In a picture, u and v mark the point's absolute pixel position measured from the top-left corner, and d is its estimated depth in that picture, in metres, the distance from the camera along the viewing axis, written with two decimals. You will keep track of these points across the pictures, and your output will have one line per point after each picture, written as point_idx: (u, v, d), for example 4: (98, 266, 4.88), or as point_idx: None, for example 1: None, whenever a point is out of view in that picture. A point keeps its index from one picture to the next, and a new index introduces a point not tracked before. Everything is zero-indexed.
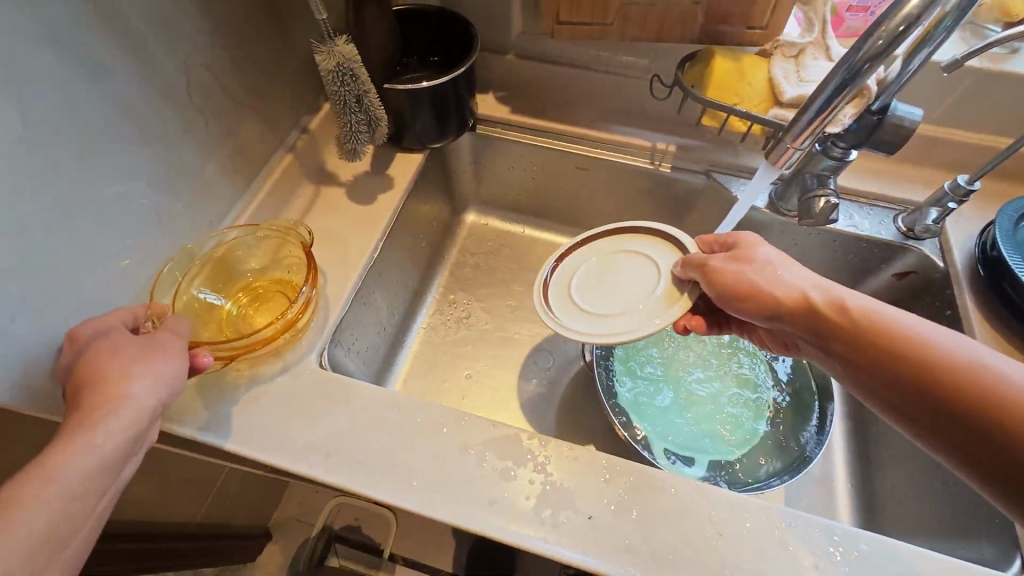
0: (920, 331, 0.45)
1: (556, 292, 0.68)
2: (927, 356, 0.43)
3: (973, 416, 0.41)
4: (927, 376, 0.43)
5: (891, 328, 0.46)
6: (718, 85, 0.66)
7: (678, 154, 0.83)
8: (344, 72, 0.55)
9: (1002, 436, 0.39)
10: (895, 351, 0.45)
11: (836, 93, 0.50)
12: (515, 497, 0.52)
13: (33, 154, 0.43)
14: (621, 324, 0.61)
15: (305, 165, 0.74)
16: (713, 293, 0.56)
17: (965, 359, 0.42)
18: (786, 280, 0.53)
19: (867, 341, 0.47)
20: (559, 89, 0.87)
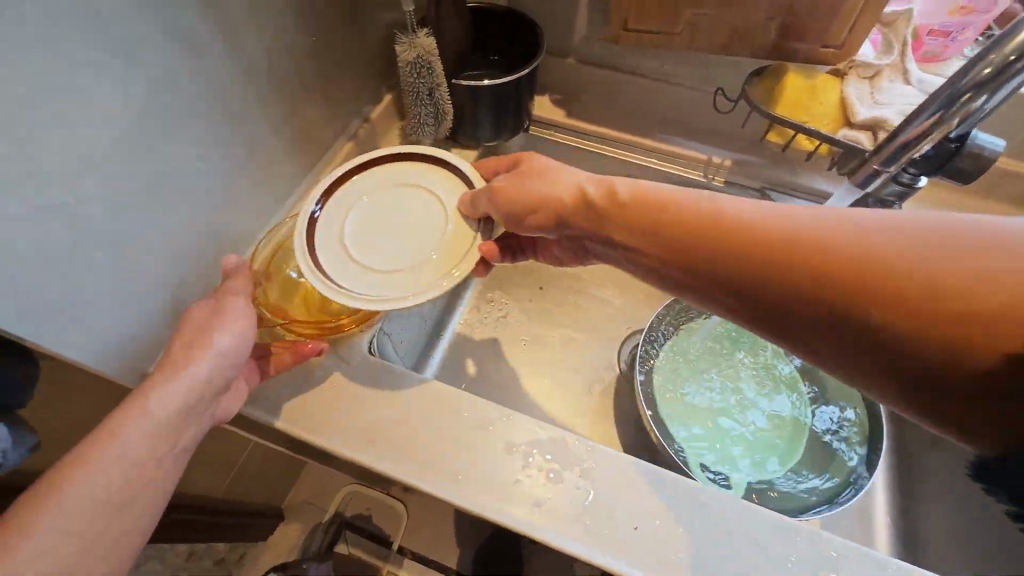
0: (682, 200, 0.47)
1: (323, 231, 0.54)
2: (744, 242, 0.43)
3: (811, 284, 0.40)
4: (782, 252, 0.41)
5: (675, 211, 0.46)
6: (788, 103, 0.66)
7: (732, 169, 0.82)
8: (421, 64, 0.55)
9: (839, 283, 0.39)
10: (720, 232, 0.44)
11: (929, 118, 0.51)
12: (559, 500, 0.52)
13: (128, 123, 0.44)
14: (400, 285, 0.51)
15: (364, 154, 0.75)
16: (497, 211, 0.53)
17: (751, 217, 0.43)
18: (566, 180, 0.53)
19: (673, 231, 0.46)
20: (616, 96, 0.87)
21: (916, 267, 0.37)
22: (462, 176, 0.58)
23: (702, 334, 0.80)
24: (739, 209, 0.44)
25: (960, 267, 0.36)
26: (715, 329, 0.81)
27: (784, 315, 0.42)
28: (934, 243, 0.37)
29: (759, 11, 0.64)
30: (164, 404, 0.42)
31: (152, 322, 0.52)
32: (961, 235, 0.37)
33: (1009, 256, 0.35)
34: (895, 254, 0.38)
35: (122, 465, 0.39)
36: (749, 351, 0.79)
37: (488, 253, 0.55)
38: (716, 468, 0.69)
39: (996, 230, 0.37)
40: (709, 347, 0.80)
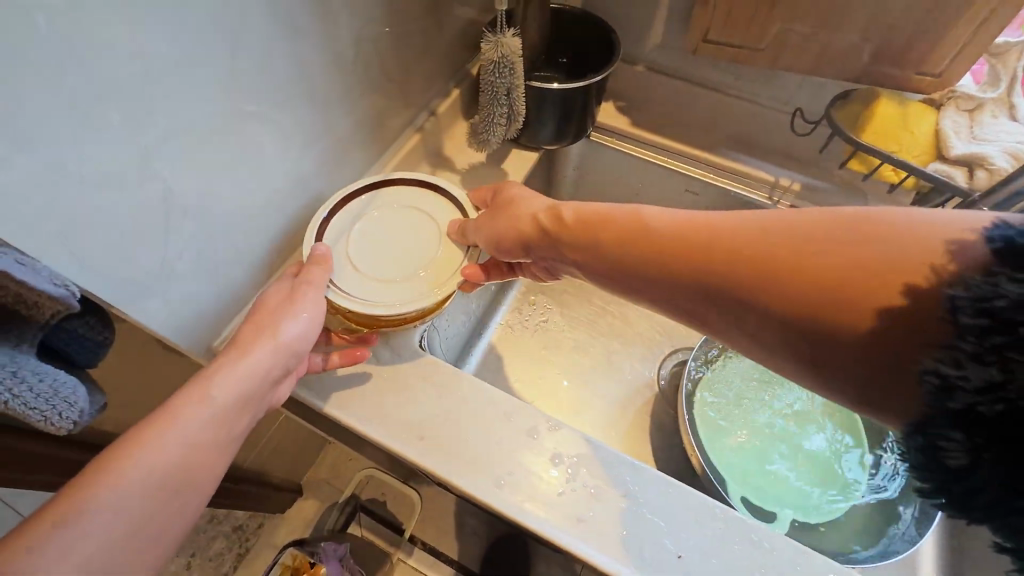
0: (616, 211, 0.47)
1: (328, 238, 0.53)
2: (661, 247, 0.42)
3: (728, 283, 0.38)
4: (697, 256, 0.40)
5: (613, 217, 0.46)
6: (876, 131, 0.62)
7: (801, 193, 0.79)
8: (504, 64, 0.55)
9: (761, 286, 0.37)
10: (646, 241, 0.43)
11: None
12: (603, 518, 0.51)
13: (228, 104, 0.45)
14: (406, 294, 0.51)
15: (427, 147, 0.75)
16: (478, 239, 0.53)
17: (665, 224, 0.43)
18: (526, 203, 0.53)
19: (606, 238, 0.46)
20: (683, 107, 0.85)
21: (826, 257, 0.34)
22: (457, 203, 0.57)
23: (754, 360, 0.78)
24: (673, 216, 0.43)
25: (873, 254, 0.33)
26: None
27: (717, 320, 0.40)
28: (851, 232, 0.34)
29: (856, 31, 0.61)
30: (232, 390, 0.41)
31: (222, 297, 0.53)
32: (867, 222, 0.35)
33: (905, 241, 0.32)
34: (802, 249, 0.35)
35: (189, 451, 0.38)
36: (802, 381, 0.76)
37: (471, 276, 0.53)
38: (758, 502, 0.67)
39: (915, 216, 0.33)
40: (759, 374, 0.77)
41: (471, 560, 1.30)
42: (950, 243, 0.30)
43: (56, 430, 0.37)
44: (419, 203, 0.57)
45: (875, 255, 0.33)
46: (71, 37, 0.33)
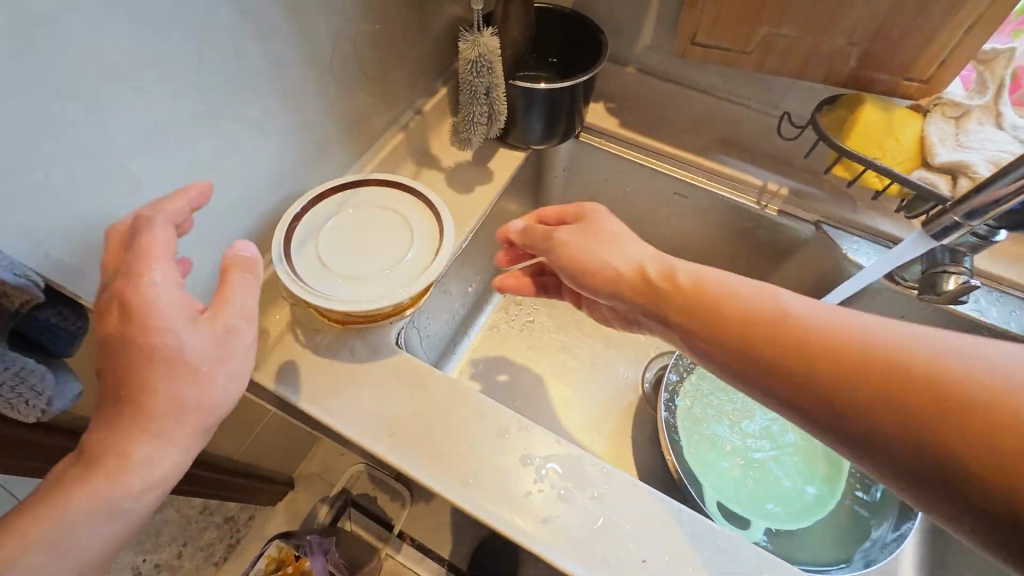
0: (730, 284, 0.45)
1: (299, 236, 0.53)
2: (753, 324, 0.42)
3: (828, 378, 0.38)
4: (794, 347, 0.40)
5: (718, 294, 0.45)
6: (861, 137, 0.62)
7: (789, 198, 0.78)
8: (482, 63, 0.55)
9: (864, 388, 0.36)
10: (735, 315, 0.43)
11: (1022, 177, 0.45)
12: (569, 520, 0.51)
13: (199, 100, 0.45)
14: (377, 290, 0.51)
15: (412, 145, 0.75)
16: (559, 262, 0.53)
17: (754, 300, 0.43)
18: (627, 254, 0.51)
19: (690, 306, 0.45)
20: (672, 110, 0.84)
21: (912, 374, 0.35)
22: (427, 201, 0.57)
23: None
24: (781, 295, 0.43)
25: (956, 381, 0.34)
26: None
27: (802, 410, 0.40)
28: (941, 354, 0.35)
29: (842, 36, 0.60)
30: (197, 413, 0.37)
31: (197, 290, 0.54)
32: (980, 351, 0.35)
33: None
34: (887, 359, 0.36)
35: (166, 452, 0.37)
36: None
37: (519, 287, 0.65)
38: (734, 509, 0.66)
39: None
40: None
41: (460, 557, 1.30)
42: None
43: (27, 417, 0.40)
44: (394, 202, 0.57)
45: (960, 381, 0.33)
46: (32, 32, 0.33)
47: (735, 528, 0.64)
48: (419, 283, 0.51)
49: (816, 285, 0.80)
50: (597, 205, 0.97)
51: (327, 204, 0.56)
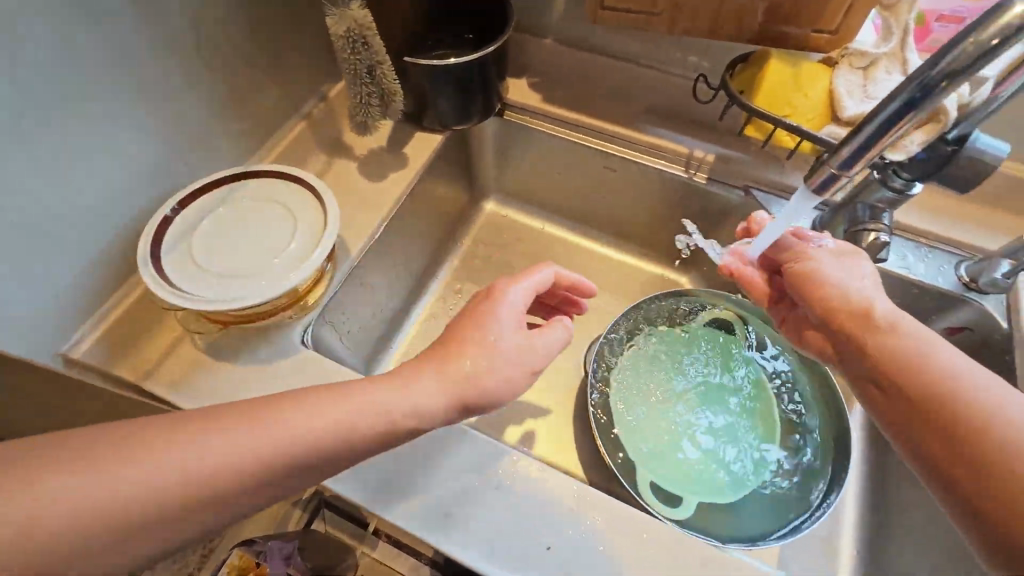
0: (914, 333, 0.44)
1: (173, 234, 0.50)
2: (867, 334, 0.45)
3: (913, 403, 0.40)
4: (909, 373, 0.41)
5: (881, 327, 0.45)
6: (769, 94, 0.59)
7: (716, 165, 0.76)
8: (356, 38, 0.52)
9: (938, 421, 0.38)
10: (854, 324, 0.46)
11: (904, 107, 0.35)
12: (473, 513, 0.49)
13: (19, 91, 0.43)
14: (252, 287, 0.48)
15: (318, 134, 0.72)
16: (801, 284, 0.51)
17: (920, 335, 0.43)
18: (859, 288, 0.48)
19: (852, 327, 0.47)
20: (595, 81, 0.81)
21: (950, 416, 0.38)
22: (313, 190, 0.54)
23: (675, 340, 0.76)
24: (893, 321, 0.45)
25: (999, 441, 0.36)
26: (689, 335, 0.76)
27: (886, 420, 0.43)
28: (990, 411, 0.37)
29: None
30: (299, 424, 0.41)
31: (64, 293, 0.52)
32: None
33: None
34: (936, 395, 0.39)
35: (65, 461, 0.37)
36: (720, 359, 0.74)
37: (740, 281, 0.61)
38: (666, 485, 0.64)
39: None
40: (678, 352, 0.75)
41: None
42: None
43: None
44: (279, 193, 0.54)
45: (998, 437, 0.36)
46: None
47: (664, 505, 0.62)
48: (298, 277, 0.49)
49: None
50: (532, 185, 0.94)
51: (206, 199, 0.53)
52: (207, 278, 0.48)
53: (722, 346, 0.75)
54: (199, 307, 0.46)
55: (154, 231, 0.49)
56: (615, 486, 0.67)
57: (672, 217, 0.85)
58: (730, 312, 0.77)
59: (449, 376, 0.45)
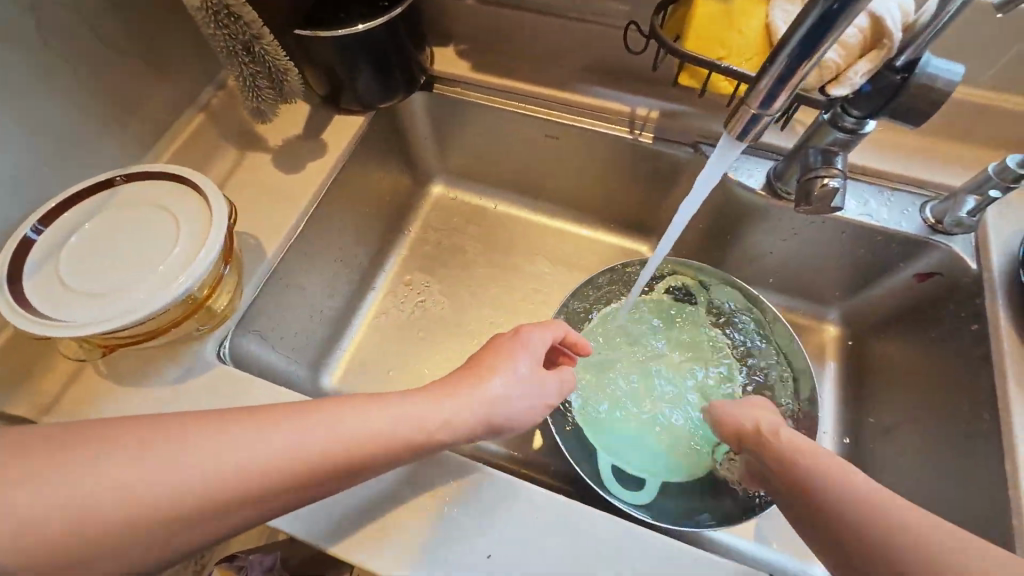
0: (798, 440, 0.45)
1: (38, 254, 0.45)
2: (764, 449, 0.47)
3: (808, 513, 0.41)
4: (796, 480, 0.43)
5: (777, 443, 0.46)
6: (700, 36, 0.53)
7: (661, 121, 0.70)
8: (220, 10, 0.46)
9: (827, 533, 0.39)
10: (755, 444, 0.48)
11: (825, 20, 0.28)
12: (409, 528, 0.45)
13: None
14: (129, 302, 0.43)
15: (221, 126, 0.68)
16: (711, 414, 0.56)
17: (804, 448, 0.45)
18: (753, 420, 0.50)
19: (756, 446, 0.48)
20: (526, 41, 0.75)
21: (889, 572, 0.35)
22: (198, 189, 0.48)
23: (633, 312, 0.71)
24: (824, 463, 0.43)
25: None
26: (644, 305, 0.71)
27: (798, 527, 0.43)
28: (927, 567, 0.34)
29: None
30: (310, 438, 0.39)
31: None
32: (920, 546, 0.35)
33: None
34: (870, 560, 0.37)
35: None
36: (676, 329, 0.71)
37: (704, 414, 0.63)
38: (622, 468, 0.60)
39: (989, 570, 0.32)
40: (638, 327, 0.70)
41: None
42: None
43: None
44: (161, 196, 0.49)
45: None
46: None
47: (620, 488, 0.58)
48: (178, 288, 0.43)
49: (707, 212, 0.72)
50: (477, 162, 0.87)
51: (78, 211, 0.48)
52: (79, 300, 0.43)
53: (678, 316, 0.71)
54: (67, 330, 0.41)
55: (15, 254, 0.44)
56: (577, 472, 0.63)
57: (625, 183, 0.79)
58: (688, 276, 0.71)
59: (477, 394, 0.45)
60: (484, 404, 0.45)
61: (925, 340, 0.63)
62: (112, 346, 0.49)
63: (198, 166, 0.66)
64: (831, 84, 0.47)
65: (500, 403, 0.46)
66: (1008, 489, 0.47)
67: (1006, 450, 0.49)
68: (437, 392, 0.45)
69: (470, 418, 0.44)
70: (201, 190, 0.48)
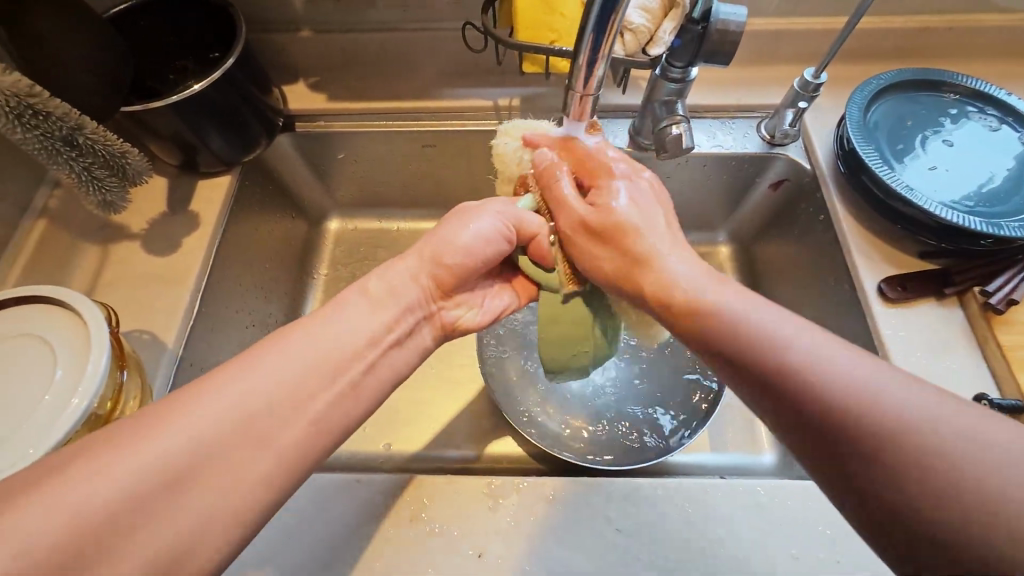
0: (754, 311, 0.37)
1: None
2: (721, 323, 0.37)
3: (814, 389, 0.32)
4: (733, 339, 0.36)
5: (691, 290, 0.40)
6: (528, 26, 0.57)
7: (524, 107, 0.74)
8: (21, 110, 0.41)
9: (810, 391, 0.32)
10: (707, 329, 0.38)
11: (611, 11, 0.33)
12: (396, 561, 0.45)
13: None
14: (43, 418, 0.41)
15: (70, 225, 0.63)
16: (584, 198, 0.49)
17: (738, 317, 0.37)
18: (705, 295, 0.39)
19: (701, 327, 0.38)
20: (374, 62, 0.76)
21: (784, 403, 0.33)
22: (71, 305, 0.46)
23: (586, 339, 0.49)
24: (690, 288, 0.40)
25: (853, 418, 0.30)
26: (583, 312, 0.49)
27: (814, 439, 0.32)
28: (863, 403, 0.30)
29: None
30: (332, 350, 0.39)
31: None
32: (864, 397, 0.30)
33: (881, 407, 0.30)
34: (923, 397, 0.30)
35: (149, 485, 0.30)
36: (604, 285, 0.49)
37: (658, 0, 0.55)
38: (589, 448, 0.65)
39: (863, 372, 0.31)
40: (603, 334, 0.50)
41: None
42: (906, 421, 0.29)
43: None
44: (28, 322, 0.46)
45: (859, 420, 0.30)
46: None
47: (589, 459, 0.63)
48: (67, 421, 0.40)
49: None
50: (364, 187, 0.84)
51: None
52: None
53: None
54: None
55: None
56: (558, 450, 0.64)
57: None
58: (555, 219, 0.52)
59: (447, 233, 0.48)
60: (456, 237, 0.48)
61: (792, 238, 0.72)
62: None
63: (57, 276, 0.60)
64: (649, 45, 0.54)
65: (446, 228, 0.49)
66: (873, 342, 0.56)
67: (863, 309, 0.58)
68: (425, 247, 0.48)
69: (470, 250, 0.48)
70: (79, 306, 0.45)
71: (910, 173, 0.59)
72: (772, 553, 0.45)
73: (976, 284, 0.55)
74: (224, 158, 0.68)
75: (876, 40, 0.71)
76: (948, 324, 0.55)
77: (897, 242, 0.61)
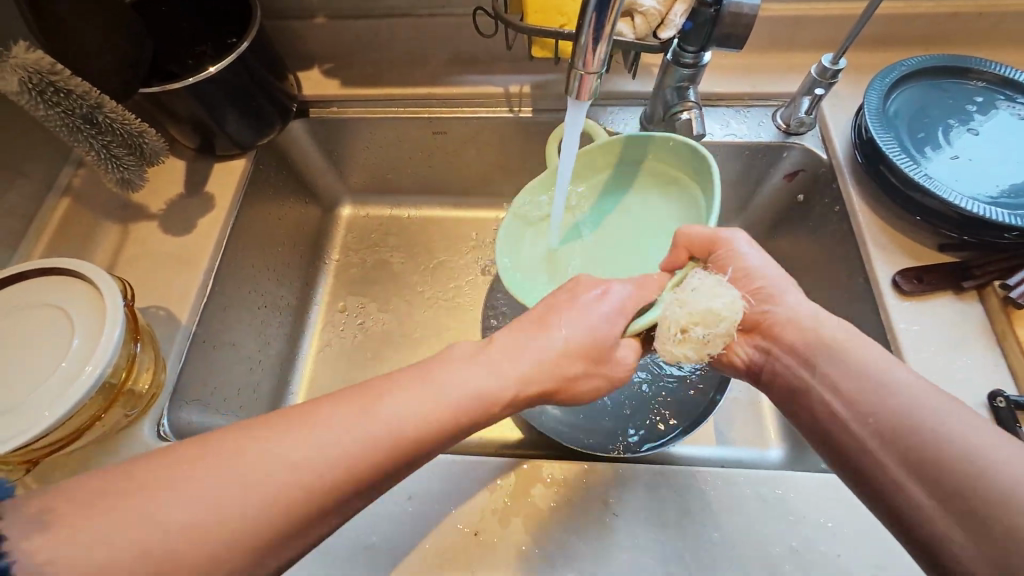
0: (898, 380, 0.39)
1: None
2: (862, 386, 0.40)
3: (942, 459, 0.35)
4: (870, 406, 0.39)
5: (844, 356, 0.42)
6: (538, 9, 0.56)
7: (535, 94, 0.74)
8: (42, 87, 0.43)
9: (939, 463, 0.35)
10: (848, 392, 0.41)
11: None
12: (394, 534, 0.46)
13: None
14: (56, 385, 0.43)
15: (92, 204, 0.66)
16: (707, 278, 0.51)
17: (890, 380, 0.39)
18: (851, 358, 0.42)
19: (844, 388, 0.41)
20: (387, 49, 0.76)
21: (899, 471, 0.36)
22: (87, 276, 0.48)
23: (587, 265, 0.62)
24: (869, 362, 0.41)
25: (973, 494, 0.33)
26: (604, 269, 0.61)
27: (929, 503, 0.34)
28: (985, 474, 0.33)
29: None
30: None
31: None
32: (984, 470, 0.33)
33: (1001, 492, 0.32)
34: None
35: None
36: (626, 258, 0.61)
37: None
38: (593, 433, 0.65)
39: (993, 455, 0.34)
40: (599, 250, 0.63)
41: None
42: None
43: None
44: (47, 293, 0.48)
45: (978, 498, 0.33)
46: None
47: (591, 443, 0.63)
48: (81, 386, 0.42)
49: None
50: (376, 173, 0.85)
51: None
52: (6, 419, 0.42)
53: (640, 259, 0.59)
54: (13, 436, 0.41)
55: None
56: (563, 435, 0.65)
57: (522, 162, 0.81)
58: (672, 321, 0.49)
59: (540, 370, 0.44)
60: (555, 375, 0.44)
61: (806, 229, 0.70)
62: (32, 462, 0.44)
63: (79, 252, 0.63)
64: (660, 28, 0.54)
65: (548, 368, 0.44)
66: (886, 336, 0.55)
67: (877, 303, 0.56)
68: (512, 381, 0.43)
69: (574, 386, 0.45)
70: (93, 278, 0.47)
71: (930, 162, 0.57)
72: (772, 542, 0.44)
73: (995, 279, 0.53)
74: (239, 141, 0.69)
75: (901, 26, 0.69)
76: (966, 318, 0.53)
77: (915, 234, 0.59)
